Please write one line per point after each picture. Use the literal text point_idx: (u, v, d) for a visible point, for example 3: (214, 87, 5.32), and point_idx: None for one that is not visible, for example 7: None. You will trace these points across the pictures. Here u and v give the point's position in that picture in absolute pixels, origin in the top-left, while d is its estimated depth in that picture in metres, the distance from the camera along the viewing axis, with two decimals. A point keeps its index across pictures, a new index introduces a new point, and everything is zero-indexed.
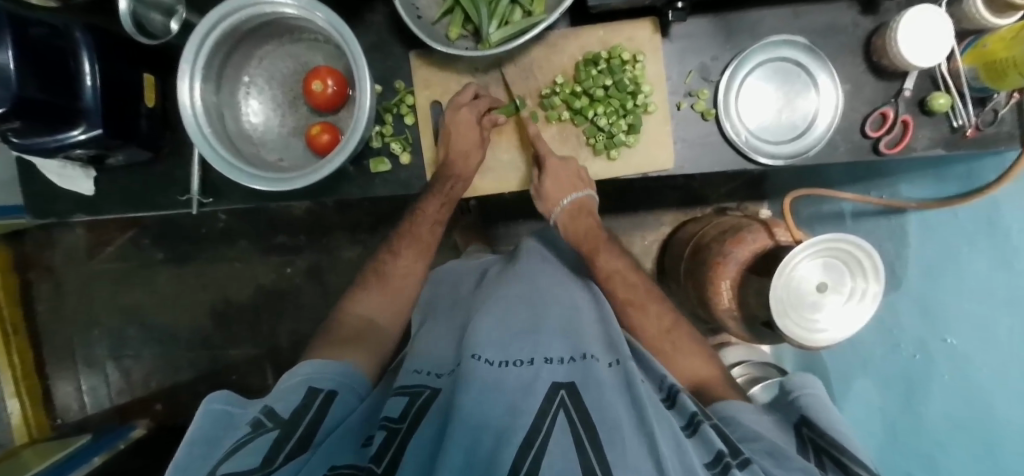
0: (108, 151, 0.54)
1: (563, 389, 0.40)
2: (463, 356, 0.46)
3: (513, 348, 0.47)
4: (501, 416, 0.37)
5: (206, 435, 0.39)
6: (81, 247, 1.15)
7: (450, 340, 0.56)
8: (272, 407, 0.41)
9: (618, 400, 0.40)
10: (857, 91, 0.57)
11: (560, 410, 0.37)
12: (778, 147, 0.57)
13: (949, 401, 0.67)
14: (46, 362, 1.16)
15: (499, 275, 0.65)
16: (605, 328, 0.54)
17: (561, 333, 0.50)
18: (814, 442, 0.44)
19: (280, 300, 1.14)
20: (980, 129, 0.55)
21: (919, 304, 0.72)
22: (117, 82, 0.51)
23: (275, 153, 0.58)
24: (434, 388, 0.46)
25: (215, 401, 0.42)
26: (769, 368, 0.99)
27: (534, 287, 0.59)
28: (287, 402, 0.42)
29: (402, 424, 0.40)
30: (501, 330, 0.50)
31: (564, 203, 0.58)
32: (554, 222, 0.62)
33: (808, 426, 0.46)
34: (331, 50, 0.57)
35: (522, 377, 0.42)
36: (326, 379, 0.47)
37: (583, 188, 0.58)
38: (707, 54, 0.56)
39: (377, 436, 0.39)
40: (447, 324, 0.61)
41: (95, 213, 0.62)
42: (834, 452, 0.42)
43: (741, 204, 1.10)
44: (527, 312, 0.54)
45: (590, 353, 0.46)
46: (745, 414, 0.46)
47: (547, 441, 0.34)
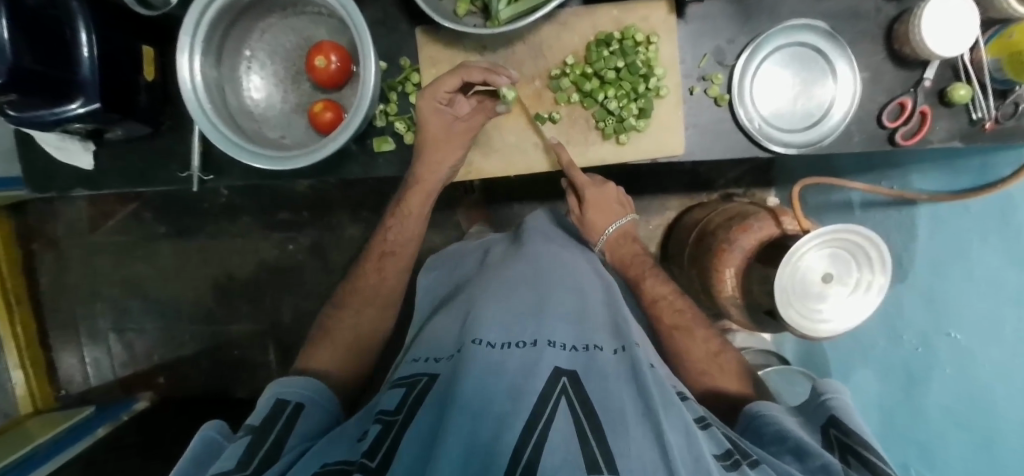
0: (106, 126, 0.53)
1: (564, 376, 0.40)
2: (465, 341, 0.46)
3: (515, 330, 0.47)
4: (502, 400, 0.37)
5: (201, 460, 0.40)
6: (83, 220, 1.14)
7: (452, 322, 0.56)
8: (249, 421, 0.44)
9: (624, 389, 0.41)
10: (876, 80, 0.55)
11: (562, 396, 0.38)
12: (791, 136, 0.55)
13: (949, 394, 0.68)
14: (49, 333, 1.17)
15: (502, 258, 0.64)
16: (612, 312, 0.55)
17: (565, 317, 0.50)
18: (840, 440, 0.43)
19: (283, 277, 1.15)
20: (1000, 122, 0.53)
21: (924, 295, 0.71)
22: (115, 55, 0.49)
23: (277, 131, 0.56)
24: (431, 374, 0.46)
25: (209, 430, 0.43)
26: (770, 357, 0.99)
27: (538, 267, 0.59)
28: (259, 414, 0.45)
29: (396, 416, 0.40)
30: (504, 312, 0.50)
31: (609, 231, 0.68)
32: (600, 249, 0.70)
33: (836, 427, 0.45)
34: (335, 24, 0.55)
35: (524, 360, 0.42)
36: (296, 393, 0.50)
37: (624, 214, 0.69)
38: (723, 37, 0.55)
39: (371, 430, 0.39)
40: (447, 307, 0.61)
41: (96, 187, 0.61)
42: (862, 451, 0.41)
43: (748, 190, 1.09)
44: (531, 292, 0.54)
45: (594, 343, 0.47)
46: (780, 414, 0.47)
47: (547, 428, 0.34)
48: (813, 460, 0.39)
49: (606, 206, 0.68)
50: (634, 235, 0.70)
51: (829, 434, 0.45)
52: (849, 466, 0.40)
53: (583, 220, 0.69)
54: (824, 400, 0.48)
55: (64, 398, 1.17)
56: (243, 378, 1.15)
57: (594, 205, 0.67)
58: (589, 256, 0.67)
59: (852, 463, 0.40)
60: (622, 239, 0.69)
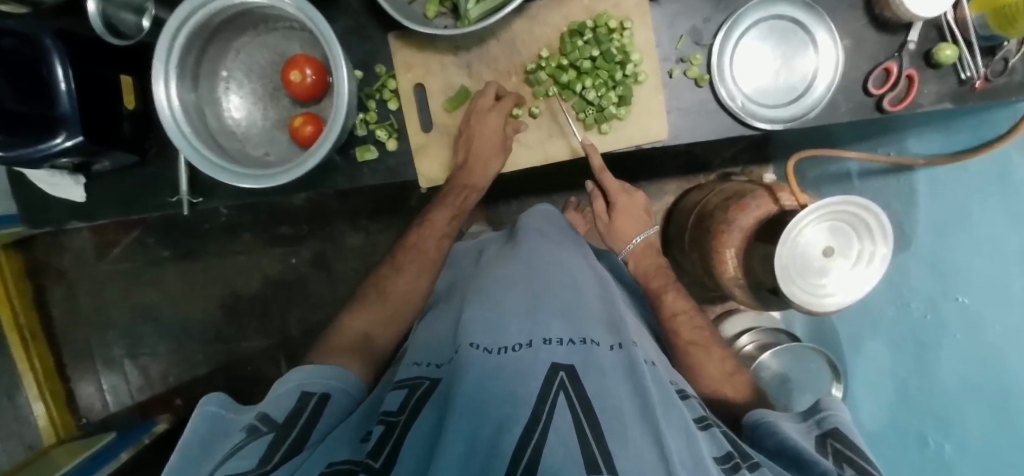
0: (91, 157, 0.53)
1: (562, 372, 0.40)
2: (462, 343, 0.46)
3: (512, 331, 0.46)
4: (501, 403, 0.36)
5: (203, 438, 0.41)
6: (89, 250, 1.16)
7: (449, 327, 0.55)
8: (266, 411, 0.43)
9: (622, 387, 0.41)
10: (859, 47, 0.54)
11: (560, 392, 0.37)
12: (776, 111, 0.54)
13: (961, 365, 0.67)
14: (66, 364, 1.19)
15: (500, 256, 0.64)
16: (607, 308, 0.55)
17: (561, 313, 0.49)
18: (836, 451, 0.42)
19: (288, 290, 1.16)
20: (989, 79, 0.53)
21: (929, 264, 0.70)
22: (94, 87, 0.49)
23: (260, 148, 0.57)
24: (433, 379, 0.46)
25: (209, 404, 0.44)
26: (780, 335, 0.96)
27: (533, 265, 0.59)
28: (280, 404, 0.44)
29: (399, 417, 0.40)
30: (499, 312, 0.49)
31: (636, 240, 0.69)
32: (625, 257, 0.71)
33: (835, 439, 0.44)
34: (308, 37, 0.55)
35: (522, 361, 0.41)
36: (320, 383, 0.48)
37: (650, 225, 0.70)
38: (699, 16, 0.54)
39: (375, 430, 0.39)
40: (444, 310, 0.61)
41: (89, 218, 0.62)
42: (860, 462, 0.40)
43: (746, 168, 1.07)
44: (527, 290, 0.53)
45: (591, 337, 0.46)
46: (780, 420, 0.47)
47: (547, 425, 0.33)
48: (812, 466, 0.39)
49: (633, 214, 0.70)
50: (658, 247, 0.71)
51: (825, 441, 0.44)
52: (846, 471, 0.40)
53: (609, 228, 0.71)
54: (822, 416, 0.47)
55: (86, 426, 1.19)
56: (257, 394, 1.16)
57: (622, 211, 0.69)
58: (585, 255, 0.67)
59: (847, 470, 0.40)
60: (646, 250, 0.70)
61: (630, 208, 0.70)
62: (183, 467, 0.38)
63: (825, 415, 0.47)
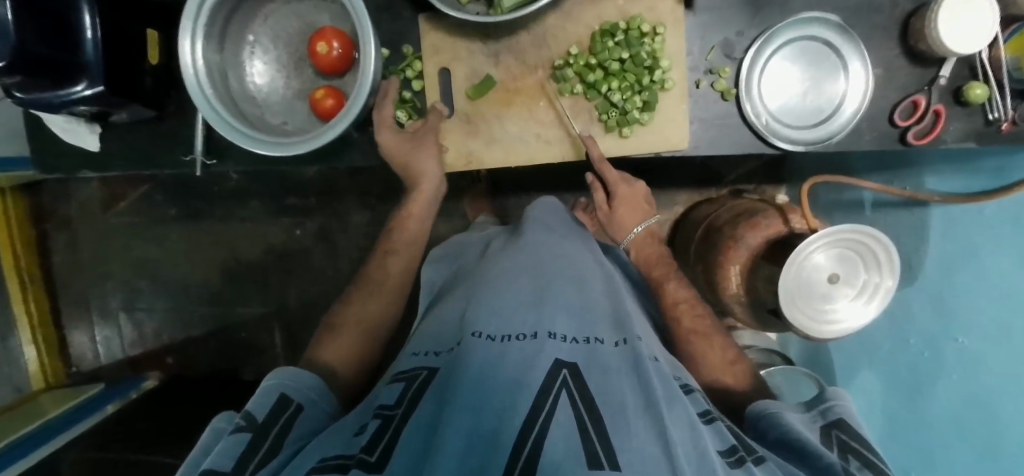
0: (111, 109, 0.54)
1: (565, 367, 0.40)
2: (464, 334, 0.46)
3: (515, 323, 0.46)
4: (501, 395, 0.36)
5: (201, 449, 0.42)
6: (96, 201, 1.16)
7: (452, 314, 0.56)
8: (248, 411, 0.44)
9: (626, 382, 0.40)
10: (890, 75, 0.54)
11: (563, 388, 0.37)
12: (799, 133, 0.54)
13: (953, 399, 0.67)
14: (61, 311, 1.20)
15: (505, 247, 0.64)
16: (613, 304, 0.55)
17: (567, 309, 0.49)
18: (840, 440, 0.43)
19: (290, 261, 1.16)
20: (1016, 123, 0.52)
21: (932, 300, 0.70)
22: (119, 38, 0.49)
23: (279, 116, 0.56)
24: (431, 369, 0.46)
25: (220, 421, 0.45)
26: (773, 356, 0.96)
27: (538, 257, 0.59)
28: (260, 406, 0.45)
29: (397, 410, 0.40)
30: (503, 303, 0.49)
31: (636, 231, 0.69)
32: (626, 248, 0.71)
33: (840, 429, 0.44)
34: (338, 10, 0.55)
35: (524, 353, 0.41)
36: (299, 393, 0.48)
37: (648, 214, 0.70)
38: (732, 29, 0.54)
39: (371, 425, 0.39)
40: (450, 298, 0.61)
41: (101, 169, 0.62)
42: (864, 452, 0.41)
43: (758, 187, 1.07)
44: (531, 282, 0.53)
45: (595, 335, 0.46)
46: (784, 411, 0.47)
47: (548, 421, 0.34)
48: (816, 460, 0.39)
49: (634, 203, 0.69)
50: (659, 236, 0.72)
51: (830, 433, 0.45)
52: (851, 463, 0.40)
53: (611, 218, 0.70)
54: (827, 407, 0.47)
55: (75, 374, 1.20)
56: (249, 360, 1.17)
57: (624, 201, 0.68)
58: (589, 246, 0.68)
59: (853, 462, 0.41)
60: (648, 238, 0.70)
61: (631, 197, 0.69)
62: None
63: (830, 405, 0.47)
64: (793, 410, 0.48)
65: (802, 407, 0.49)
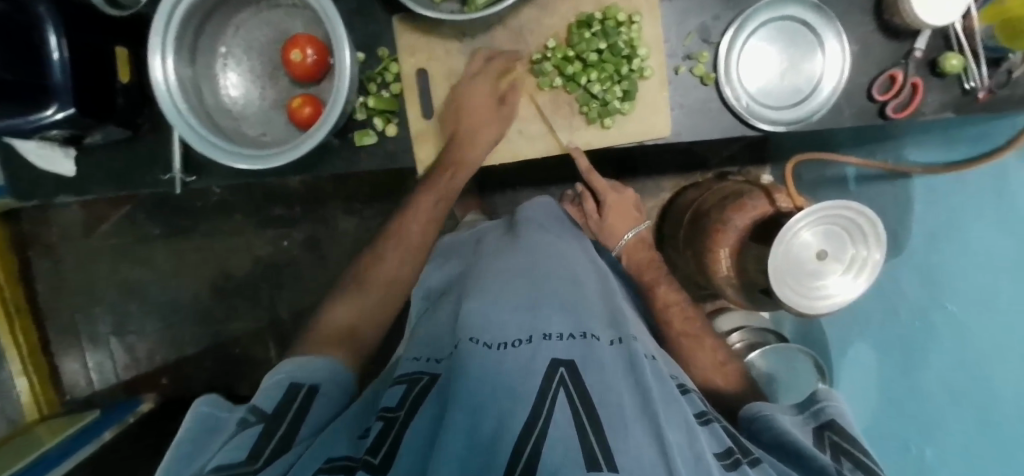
0: (84, 131, 0.52)
1: (562, 366, 0.40)
2: (462, 338, 0.46)
3: (512, 327, 0.46)
4: (502, 400, 0.36)
5: (203, 434, 0.40)
6: (77, 224, 1.14)
7: (447, 320, 0.55)
8: (257, 403, 0.42)
9: (623, 383, 0.40)
10: (866, 52, 0.54)
11: (560, 389, 0.37)
12: (779, 113, 0.54)
13: (944, 372, 0.69)
14: (50, 340, 1.17)
15: (500, 246, 0.64)
16: (607, 302, 0.55)
17: (562, 308, 0.49)
18: (833, 442, 0.43)
19: (280, 272, 1.15)
20: (992, 91, 0.53)
21: (922, 272, 0.70)
22: (88, 57, 0.48)
23: (257, 128, 0.56)
24: (432, 375, 0.45)
25: (203, 404, 0.43)
26: (766, 335, 0.95)
27: (534, 258, 0.58)
28: (269, 397, 0.43)
29: (398, 413, 0.39)
30: (500, 307, 0.49)
31: (627, 235, 0.71)
32: (618, 253, 0.71)
33: (833, 431, 0.44)
34: (310, 16, 0.54)
35: (520, 360, 0.41)
36: (310, 376, 0.47)
37: (638, 221, 0.72)
38: (708, 14, 0.53)
39: (374, 427, 0.38)
40: (446, 300, 0.61)
41: (80, 193, 0.60)
42: (857, 454, 0.41)
43: (743, 168, 1.07)
44: (527, 285, 0.53)
45: (591, 331, 0.46)
46: (777, 413, 0.48)
47: (547, 424, 0.33)
48: (810, 462, 0.39)
49: (624, 210, 0.72)
50: (649, 242, 0.73)
51: (823, 434, 0.45)
52: (843, 464, 0.40)
53: (601, 225, 0.72)
54: (820, 407, 0.48)
55: (69, 402, 1.18)
56: (245, 375, 1.16)
57: (614, 207, 0.71)
58: (583, 244, 0.68)
59: (845, 462, 0.40)
60: (639, 245, 0.71)
61: (620, 205, 0.73)
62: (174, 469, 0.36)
63: (823, 406, 0.47)
64: (786, 412, 0.49)
65: (796, 409, 0.50)
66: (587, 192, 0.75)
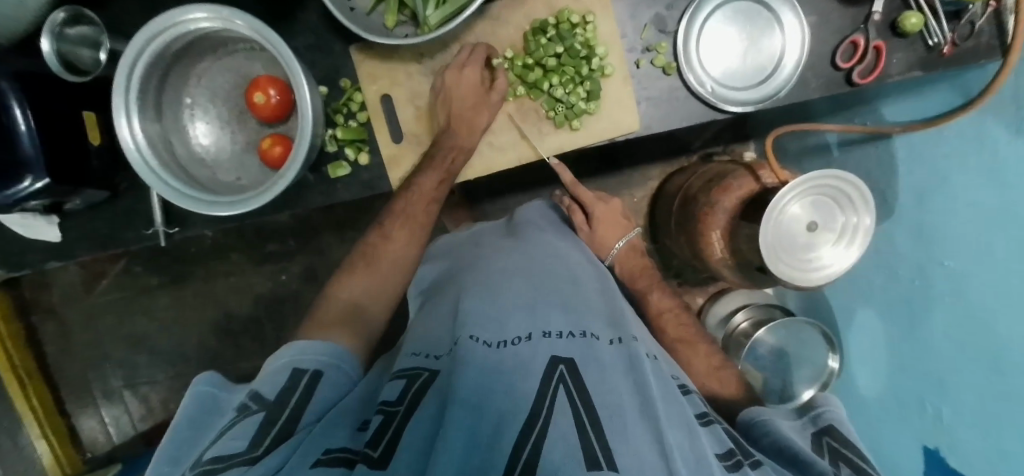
0: (63, 197, 0.53)
1: (562, 365, 0.40)
2: (460, 335, 0.44)
3: (512, 324, 0.46)
4: (502, 398, 0.36)
5: (199, 419, 0.42)
6: (77, 283, 1.15)
7: (443, 320, 0.54)
8: (258, 389, 0.42)
9: (623, 383, 0.40)
10: (825, 21, 0.54)
11: (560, 387, 0.37)
12: (746, 93, 0.54)
13: (949, 326, 0.65)
14: (65, 400, 1.19)
15: (500, 244, 0.64)
16: (608, 302, 0.56)
17: (561, 307, 0.49)
18: (831, 447, 0.44)
19: (282, 307, 1.15)
20: (956, 44, 0.53)
21: (916, 230, 0.70)
22: (56, 126, 0.49)
23: (231, 173, 0.56)
24: (432, 370, 0.45)
25: (202, 384, 0.46)
26: (773, 310, 0.95)
27: (531, 257, 0.58)
28: (272, 381, 0.43)
29: (399, 407, 0.39)
30: (497, 306, 0.49)
31: (618, 246, 0.71)
32: (610, 262, 0.72)
33: (831, 436, 0.45)
34: (269, 57, 0.55)
35: (521, 356, 0.41)
36: (315, 360, 0.47)
37: (629, 229, 0.71)
38: (661, 4, 0.53)
39: (374, 420, 0.37)
40: (444, 294, 0.60)
41: (68, 257, 0.61)
42: (856, 460, 0.41)
43: (727, 147, 1.07)
44: (526, 283, 0.53)
45: (591, 331, 0.46)
46: (775, 417, 0.48)
47: (547, 424, 0.33)
48: (810, 464, 0.39)
49: (613, 221, 0.71)
50: (640, 248, 0.73)
51: (822, 440, 0.45)
52: (842, 470, 0.40)
53: (591, 238, 0.71)
54: (819, 413, 0.48)
55: (91, 460, 1.19)
56: None
57: (603, 221, 0.70)
58: (578, 243, 0.68)
59: (844, 468, 0.41)
60: (631, 252, 0.72)
61: (609, 216, 0.71)
62: (176, 456, 0.38)
63: (821, 412, 0.48)
64: (785, 417, 0.49)
65: (794, 415, 0.50)
66: (574, 204, 0.73)
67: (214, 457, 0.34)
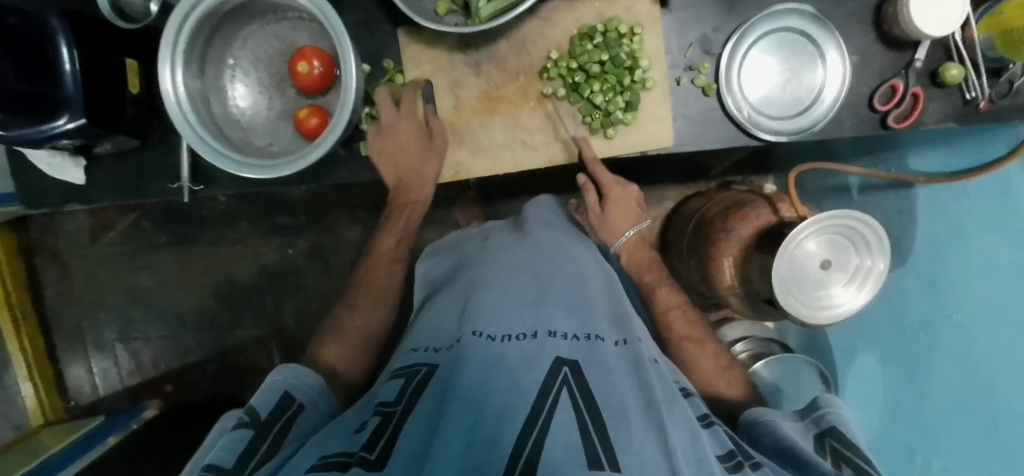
0: (94, 140, 0.53)
1: (566, 366, 0.39)
2: (464, 331, 0.45)
3: (515, 321, 0.45)
4: (505, 392, 0.35)
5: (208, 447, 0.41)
6: (84, 231, 1.15)
7: (451, 310, 0.54)
8: (253, 406, 0.43)
9: (626, 383, 0.40)
10: (867, 62, 0.55)
11: (563, 387, 0.36)
12: (780, 123, 0.54)
13: (952, 385, 0.65)
14: (56, 346, 1.18)
15: (504, 242, 0.63)
16: (612, 302, 0.54)
17: (567, 306, 0.48)
18: (835, 450, 0.42)
19: (284, 280, 1.15)
20: (993, 101, 0.53)
21: (927, 281, 0.69)
22: (98, 67, 0.49)
23: (264, 138, 0.57)
24: (430, 365, 0.44)
25: (227, 421, 0.45)
26: (771, 345, 0.96)
27: (538, 253, 0.58)
28: (264, 401, 0.44)
29: (397, 407, 0.39)
30: (504, 301, 0.48)
31: (627, 234, 0.67)
32: (615, 252, 0.69)
33: (833, 437, 0.44)
34: (317, 28, 0.55)
35: (524, 352, 0.40)
36: (301, 390, 0.48)
37: (639, 220, 0.68)
38: (709, 25, 0.54)
39: (371, 421, 0.38)
40: (448, 289, 0.61)
41: (89, 202, 0.61)
42: (857, 461, 0.40)
43: (746, 178, 1.07)
44: (532, 280, 0.52)
45: (596, 333, 0.45)
46: (778, 419, 0.47)
47: (549, 421, 0.32)
48: (812, 467, 0.38)
49: (626, 207, 0.67)
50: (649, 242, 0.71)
51: (824, 443, 0.44)
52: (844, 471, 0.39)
53: (602, 220, 0.68)
54: (821, 414, 0.47)
55: (74, 408, 1.18)
56: (248, 383, 1.16)
57: (616, 203, 0.66)
58: (592, 252, 0.65)
59: (846, 470, 0.40)
60: (639, 243, 0.69)
61: (623, 201, 0.67)
62: None
63: (823, 412, 0.47)
64: (787, 419, 0.48)
65: (797, 416, 0.49)
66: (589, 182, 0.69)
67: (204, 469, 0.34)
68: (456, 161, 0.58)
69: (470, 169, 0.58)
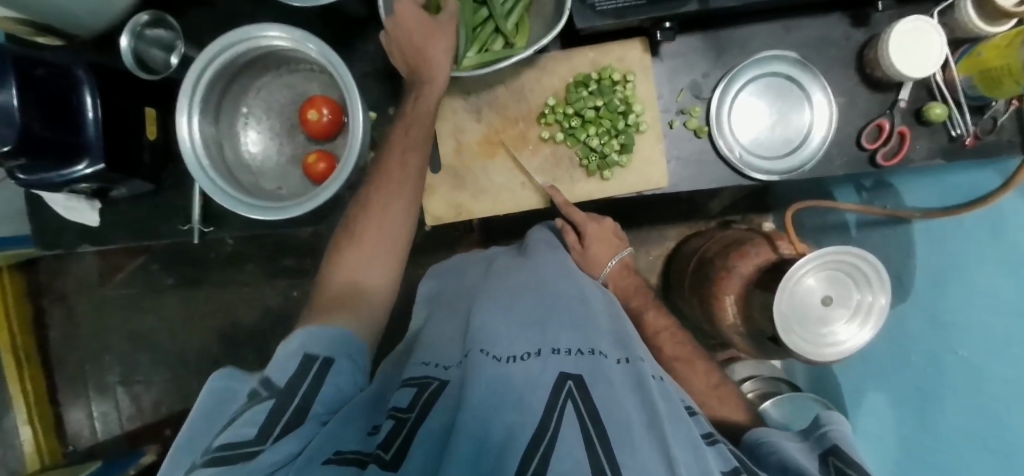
0: (110, 184, 0.56)
1: (570, 380, 0.38)
2: (471, 347, 0.44)
3: (520, 341, 0.45)
4: (509, 407, 0.34)
5: (210, 414, 0.38)
6: (94, 274, 1.17)
7: (456, 329, 0.53)
8: (267, 375, 0.40)
9: (630, 399, 0.39)
10: (852, 103, 0.57)
11: (568, 402, 0.36)
12: (772, 163, 0.56)
13: (967, 415, 0.63)
14: (58, 389, 1.18)
15: (506, 265, 0.64)
16: (615, 323, 0.53)
17: (569, 324, 0.48)
18: (836, 468, 0.39)
19: (288, 320, 1.15)
20: (979, 137, 0.55)
21: (930, 316, 0.68)
22: (118, 114, 0.52)
23: (273, 182, 0.59)
24: (442, 380, 0.42)
25: (217, 380, 0.41)
26: (779, 384, 0.94)
27: (539, 276, 0.58)
28: (281, 367, 0.40)
29: (410, 414, 0.37)
30: (508, 320, 0.48)
31: (611, 263, 0.70)
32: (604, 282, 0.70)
33: (835, 455, 0.41)
34: (326, 79, 0.59)
35: (528, 374, 0.39)
36: (327, 345, 0.44)
37: (620, 246, 0.71)
38: (698, 72, 0.57)
39: (384, 424, 0.36)
40: (451, 308, 0.60)
41: (102, 242, 0.63)
42: None
43: (746, 216, 1.08)
44: (535, 301, 0.52)
45: (599, 349, 0.45)
46: (781, 440, 0.46)
47: (554, 437, 0.32)
48: None
49: (604, 238, 0.70)
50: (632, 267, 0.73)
51: (826, 461, 0.41)
52: None
53: (585, 256, 0.69)
54: (824, 431, 0.44)
55: (71, 453, 1.17)
56: None
57: (594, 236, 0.69)
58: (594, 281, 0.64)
59: None
60: (622, 270, 0.71)
61: (600, 232, 0.70)
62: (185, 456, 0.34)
63: (826, 430, 0.44)
64: (792, 440, 0.46)
65: (802, 437, 0.47)
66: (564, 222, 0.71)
67: (221, 448, 0.32)
68: (458, 201, 0.60)
69: (471, 209, 0.60)
